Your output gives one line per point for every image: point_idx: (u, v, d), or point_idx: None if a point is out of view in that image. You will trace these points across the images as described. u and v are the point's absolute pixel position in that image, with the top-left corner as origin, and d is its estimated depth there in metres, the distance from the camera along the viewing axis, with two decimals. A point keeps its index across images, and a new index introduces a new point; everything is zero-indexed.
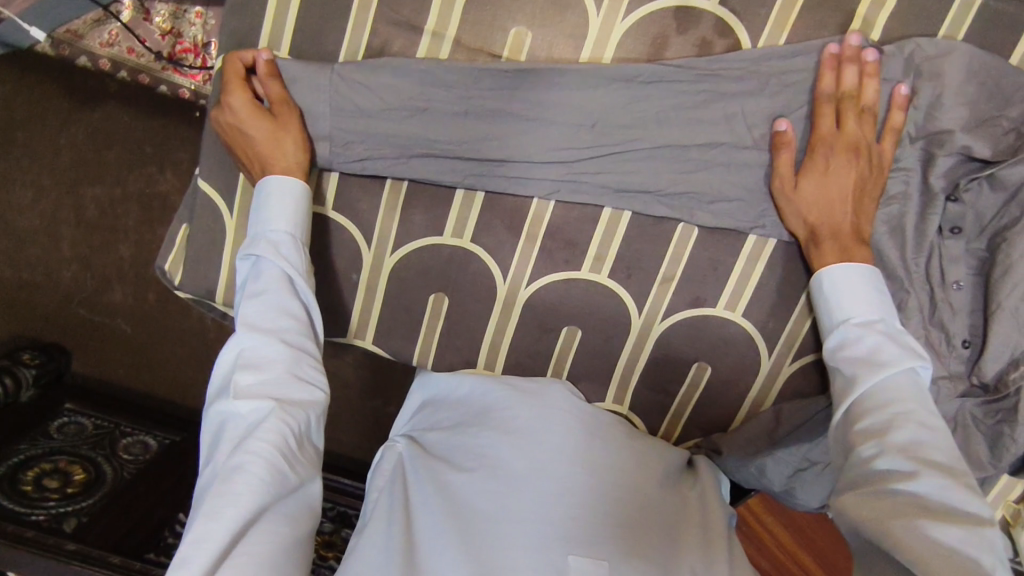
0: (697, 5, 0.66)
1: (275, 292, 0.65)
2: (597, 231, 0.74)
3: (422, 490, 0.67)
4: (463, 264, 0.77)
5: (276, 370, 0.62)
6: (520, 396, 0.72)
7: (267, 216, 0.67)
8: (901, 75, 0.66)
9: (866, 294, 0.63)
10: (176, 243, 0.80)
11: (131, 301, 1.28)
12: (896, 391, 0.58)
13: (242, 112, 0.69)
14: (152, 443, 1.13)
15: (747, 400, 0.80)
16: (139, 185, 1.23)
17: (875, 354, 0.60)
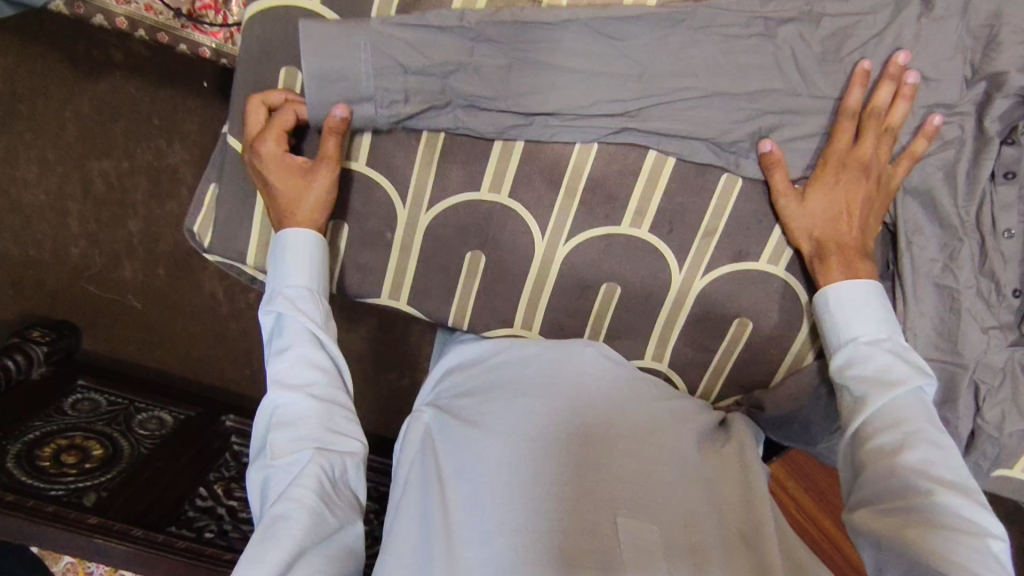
0: None
1: (297, 345, 0.66)
2: (639, 183, 0.73)
3: (454, 459, 0.66)
4: (501, 221, 0.75)
5: (307, 421, 0.64)
6: (547, 359, 0.72)
7: (283, 270, 0.69)
8: (960, 15, 0.64)
9: (871, 312, 0.64)
10: (204, 204, 0.78)
11: (141, 278, 1.28)
12: (901, 407, 0.59)
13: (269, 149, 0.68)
14: (168, 418, 1.13)
15: (789, 357, 0.78)
16: (147, 157, 1.21)
17: (872, 368, 0.61)
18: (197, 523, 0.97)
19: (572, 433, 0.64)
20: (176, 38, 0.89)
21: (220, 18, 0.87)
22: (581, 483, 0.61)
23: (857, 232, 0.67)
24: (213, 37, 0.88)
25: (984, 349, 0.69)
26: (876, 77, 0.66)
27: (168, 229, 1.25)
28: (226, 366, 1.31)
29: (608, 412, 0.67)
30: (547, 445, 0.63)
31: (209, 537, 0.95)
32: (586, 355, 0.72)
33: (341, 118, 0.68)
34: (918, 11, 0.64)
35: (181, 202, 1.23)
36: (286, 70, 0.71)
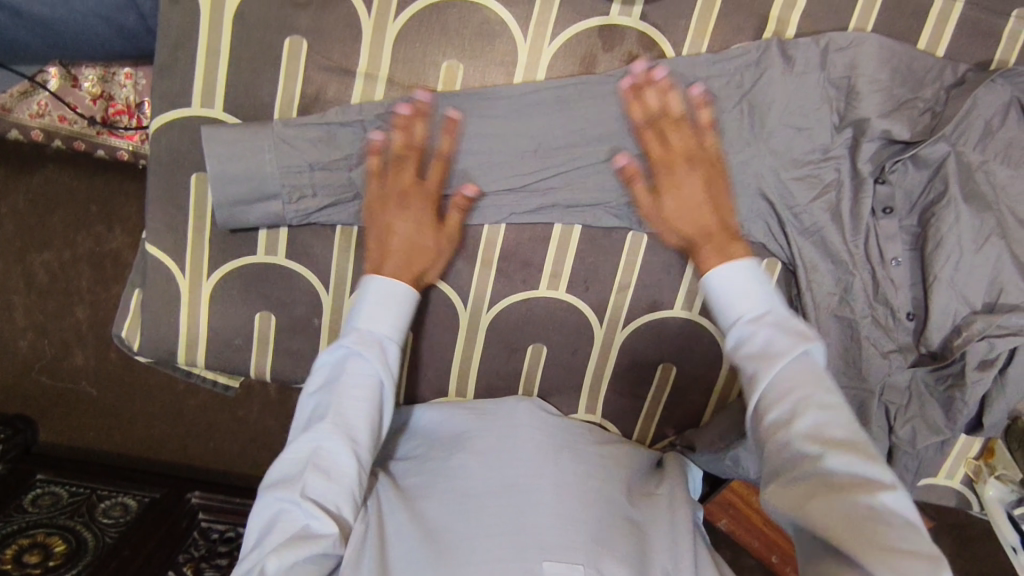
0: (619, 23, 0.68)
1: (370, 397, 0.63)
2: (551, 248, 0.76)
3: (395, 520, 0.66)
4: (423, 297, 0.78)
5: (345, 479, 0.60)
6: (485, 421, 0.75)
7: (371, 311, 0.65)
8: (821, 70, 0.69)
9: (752, 290, 0.60)
10: (131, 310, 0.79)
11: (94, 363, 1.27)
12: (792, 375, 0.56)
13: (411, 219, 0.69)
14: (132, 503, 1.10)
15: (714, 396, 0.82)
16: (88, 245, 1.24)
17: (760, 342, 0.58)
18: None
19: (505, 489, 0.66)
20: (94, 144, 0.92)
21: (133, 121, 0.89)
22: (511, 531, 0.62)
23: (717, 216, 0.66)
24: (130, 140, 0.91)
25: (887, 372, 0.74)
26: (636, 89, 0.69)
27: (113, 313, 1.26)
28: (189, 441, 1.28)
29: (529, 462, 0.69)
30: (479, 504, 0.65)
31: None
32: (524, 414, 0.75)
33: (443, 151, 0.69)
34: (782, 70, 0.69)
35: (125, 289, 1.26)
36: (196, 175, 0.73)
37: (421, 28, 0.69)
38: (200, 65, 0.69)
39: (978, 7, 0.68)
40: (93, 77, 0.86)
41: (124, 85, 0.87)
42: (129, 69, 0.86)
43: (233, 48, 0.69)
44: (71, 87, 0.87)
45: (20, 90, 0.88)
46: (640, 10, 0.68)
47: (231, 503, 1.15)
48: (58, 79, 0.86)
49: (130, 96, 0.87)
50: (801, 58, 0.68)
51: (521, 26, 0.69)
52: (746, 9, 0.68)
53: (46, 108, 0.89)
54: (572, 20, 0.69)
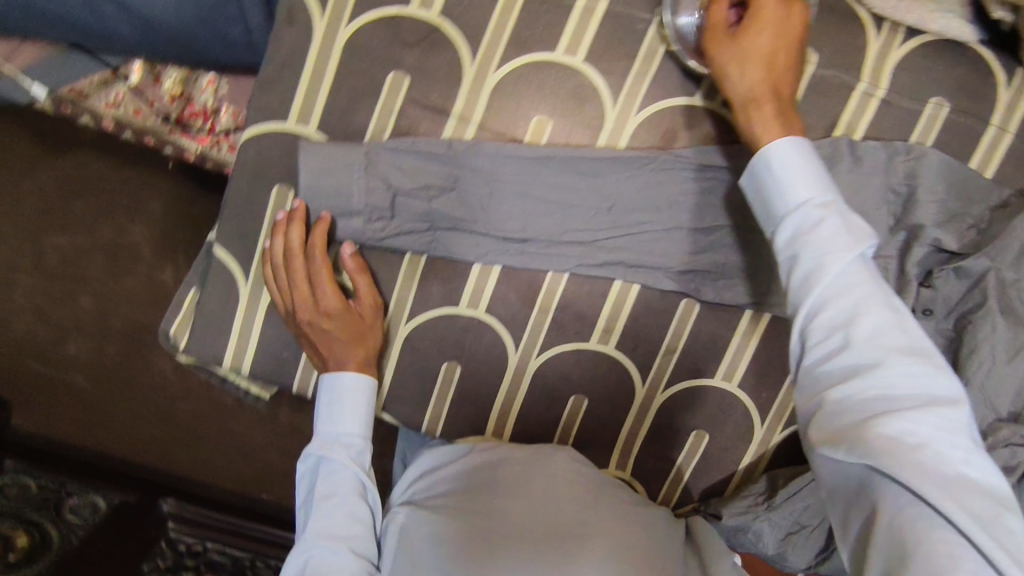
0: (702, 105, 0.72)
1: (345, 495, 0.73)
2: (607, 304, 0.78)
3: (432, 551, 0.68)
4: (476, 334, 0.79)
5: (342, 571, 0.67)
6: (522, 464, 0.76)
7: (337, 418, 0.76)
8: (885, 173, 0.73)
9: (809, 173, 0.55)
10: (184, 306, 0.80)
11: (88, 354, 1.19)
12: (843, 284, 0.51)
13: (337, 320, 0.74)
14: (102, 503, 1.07)
15: (742, 467, 0.85)
16: (108, 234, 1.18)
17: (812, 237, 0.53)
18: None
19: (546, 540, 0.68)
20: (162, 141, 0.92)
21: (208, 125, 0.91)
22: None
23: (777, 82, 0.61)
24: (200, 142, 0.91)
25: None
26: None
27: (118, 306, 1.18)
28: (171, 450, 1.24)
29: (579, 518, 0.71)
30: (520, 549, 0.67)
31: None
32: (560, 464, 0.76)
33: (353, 252, 0.73)
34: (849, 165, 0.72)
35: (131, 279, 1.18)
36: (278, 188, 0.74)
37: (519, 81, 0.72)
38: (303, 86, 0.72)
39: None
40: (176, 77, 0.89)
41: (205, 89, 0.89)
42: (213, 74, 0.89)
43: (337, 76, 0.72)
44: (152, 83, 0.89)
45: (100, 79, 0.89)
46: (724, 97, 0.72)
47: (205, 515, 1.13)
48: (141, 75, 0.88)
49: (209, 101, 0.90)
50: (869, 159, 0.72)
51: (611, 94, 0.72)
52: (823, 107, 0.72)
53: (123, 100, 0.90)
54: (661, 95, 0.72)
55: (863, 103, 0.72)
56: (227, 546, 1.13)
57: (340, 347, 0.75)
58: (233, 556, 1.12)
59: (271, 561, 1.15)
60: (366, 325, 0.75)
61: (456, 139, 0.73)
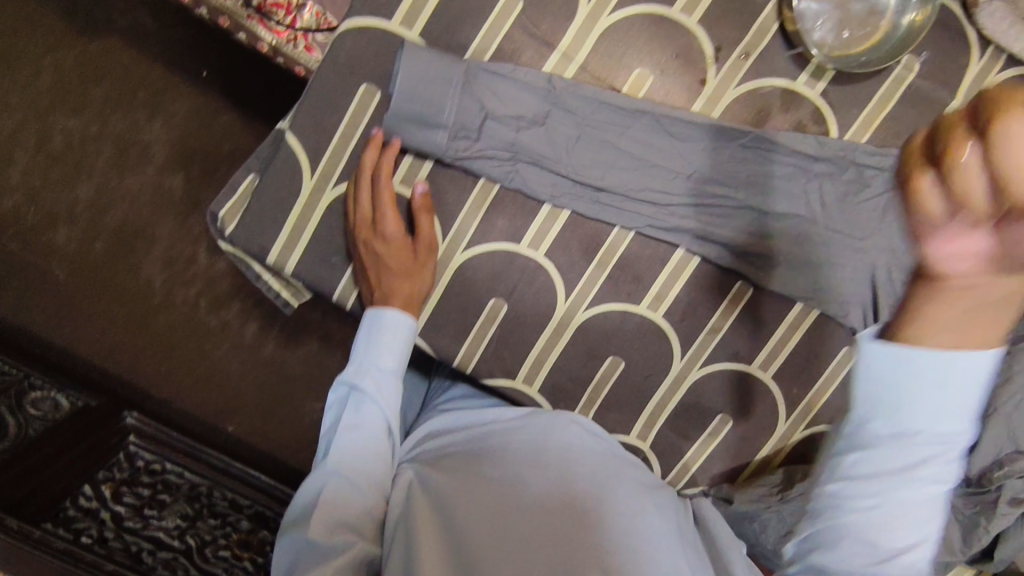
0: (801, 92, 0.73)
1: (374, 429, 0.72)
2: (664, 271, 0.78)
3: (445, 514, 0.68)
4: (530, 277, 0.78)
5: (354, 506, 0.69)
6: (534, 428, 0.78)
7: (377, 350, 0.74)
8: None
9: (958, 389, 0.41)
10: (238, 192, 0.77)
11: (75, 246, 1.26)
12: (880, 485, 0.43)
13: (392, 246, 0.73)
14: (64, 403, 1.13)
15: (758, 457, 0.85)
16: (120, 126, 1.28)
17: (897, 452, 0.42)
18: (76, 523, 1.01)
19: (558, 514, 0.66)
20: (237, 25, 0.85)
21: (289, 19, 0.84)
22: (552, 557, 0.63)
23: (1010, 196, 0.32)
24: (276, 36, 0.85)
25: None
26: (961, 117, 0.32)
27: (117, 204, 1.28)
28: (142, 358, 1.29)
29: (590, 493, 0.69)
30: (524, 521, 0.66)
31: (86, 541, 0.99)
32: (571, 430, 0.78)
33: (424, 192, 0.74)
34: None
35: (143, 179, 1.29)
36: (365, 87, 0.73)
37: (630, 29, 0.72)
38: None
39: None
40: None
41: None
42: None
43: None
44: None
45: None
46: (825, 85, 0.73)
47: (167, 436, 1.20)
48: None
49: None
50: None
51: (716, 62, 0.72)
52: (912, 119, 0.74)
53: None
54: (763, 74, 0.73)
55: None
56: (183, 470, 1.19)
57: (389, 276, 0.74)
58: (189, 479, 1.18)
59: (225, 489, 1.20)
60: (423, 261, 0.75)
61: (556, 75, 0.72)
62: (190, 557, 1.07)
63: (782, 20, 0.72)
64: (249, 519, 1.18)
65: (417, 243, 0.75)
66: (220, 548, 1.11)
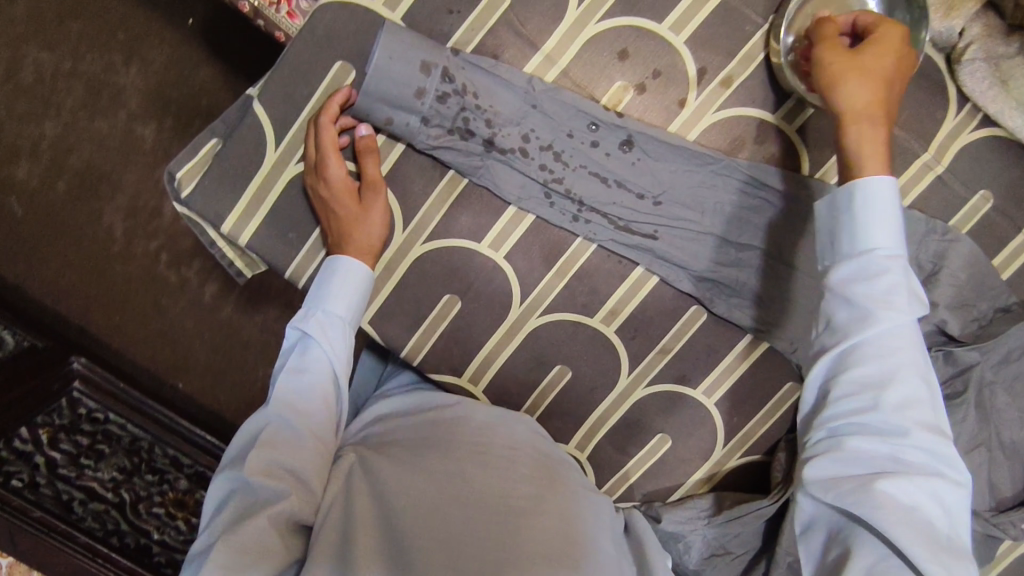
0: (777, 125, 0.73)
1: (316, 375, 0.70)
2: (622, 286, 0.78)
3: (382, 505, 0.68)
4: (488, 276, 0.77)
5: (295, 448, 0.67)
6: (479, 417, 0.78)
7: (331, 294, 0.72)
8: (916, 246, 0.76)
9: (891, 217, 0.53)
10: (198, 155, 0.74)
11: (37, 183, 1.21)
12: (880, 351, 0.51)
13: (336, 189, 0.71)
14: (8, 339, 1.06)
15: (690, 480, 0.86)
16: (95, 67, 1.24)
17: (870, 348, 0.51)
18: (8, 467, 1.00)
19: (496, 513, 0.67)
20: None
21: None
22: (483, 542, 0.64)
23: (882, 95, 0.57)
24: None
25: None
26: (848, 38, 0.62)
27: (85, 144, 1.24)
28: None
29: (529, 495, 0.70)
30: (460, 508, 0.66)
31: (15, 485, 0.99)
32: (518, 428, 0.78)
33: (368, 135, 0.71)
34: None
35: (113, 124, 1.26)
36: (341, 64, 0.71)
37: (615, 41, 0.71)
38: None
39: None
40: None
41: None
42: None
43: None
44: None
45: None
46: (801, 122, 0.73)
47: (114, 386, 1.14)
48: None
49: None
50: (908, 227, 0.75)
51: (698, 85, 0.72)
52: None
53: None
54: (743, 102, 0.72)
55: (920, 173, 0.75)
56: (126, 422, 1.14)
57: (338, 220, 0.73)
58: (131, 433, 1.14)
59: (168, 448, 1.17)
60: (370, 208, 0.73)
61: (537, 76, 0.71)
62: (122, 511, 1.09)
63: (768, 52, 0.71)
64: (187, 479, 1.17)
65: (363, 189, 0.72)
66: (153, 505, 1.12)
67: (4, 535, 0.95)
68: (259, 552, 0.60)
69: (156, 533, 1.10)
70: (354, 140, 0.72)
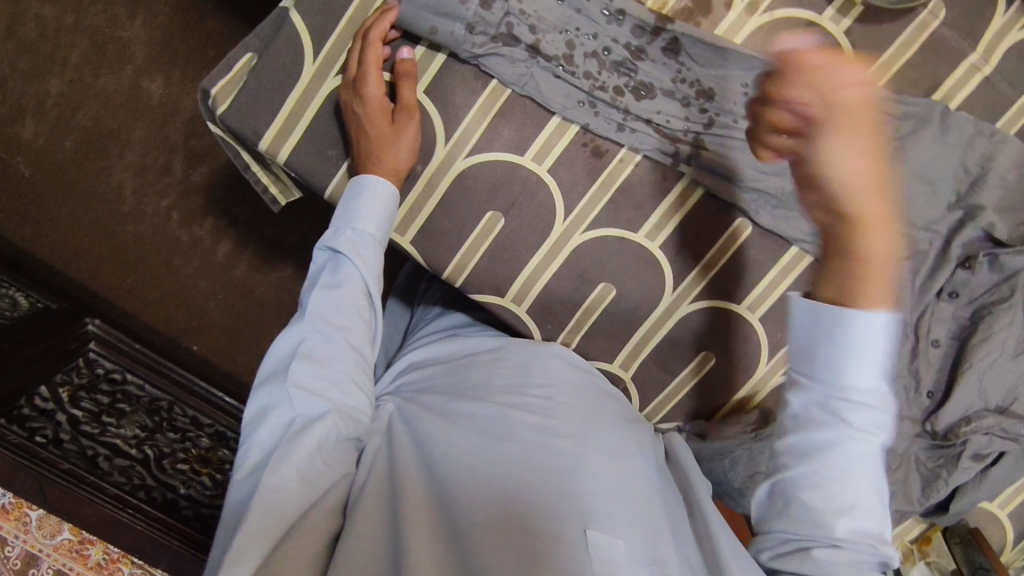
0: (826, 27, 0.72)
1: (350, 291, 0.67)
2: (667, 200, 0.77)
3: (424, 454, 0.66)
4: (532, 192, 0.76)
5: (335, 365, 0.64)
6: (517, 356, 0.76)
7: (358, 212, 0.69)
8: (961, 149, 0.76)
9: (872, 361, 0.54)
10: (235, 69, 0.72)
11: (42, 142, 1.22)
12: (828, 442, 0.54)
13: (371, 104, 0.69)
14: (22, 301, 1.10)
15: (734, 399, 0.85)
16: (98, 20, 1.22)
17: (822, 450, 0.55)
18: (31, 422, 0.97)
19: (538, 447, 0.64)
20: None
21: None
22: (524, 481, 0.61)
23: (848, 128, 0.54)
24: None
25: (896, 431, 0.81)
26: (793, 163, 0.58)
27: (90, 102, 1.22)
28: (105, 266, 1.24)
29: (572, 433, 0.67)
30: (498, 450, 0.64)
31: (39, 440, 0.95)
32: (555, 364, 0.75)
33: (408, 59, 0.71)
34: (935, 132, 0.75)
35: (119, 79, 1.23)
36: None
37: None
38: None
39: None
40: None
41: None
42: None
43: None
44: None
45: None
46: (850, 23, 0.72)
47: (131, 347, 1.15)
48: None
49: None
50: (955, 127, 0.75)
51: None
52: (928, 69, 0.74)
53: None
54: (791, 3, 0.71)
55: (968, 74, 0.75)
56: (144, 382, 1.14)
57: (370, 137, 0.69)
58: (149, 393, 1.14)
59: (189, 411, 1.16)
60: (402, 128, 0.70)
61: None
62: (146, 467, 1.04)
63: None
64: (209, 437, 1.15)
65: (396, 109, 0.70)
66: (177, 461, 1.08)
67: (31, 486, 0.88)
68: (307, 477, 0.59)
69: (183, 487, 1.04)
70: (394, 62, 0.71)
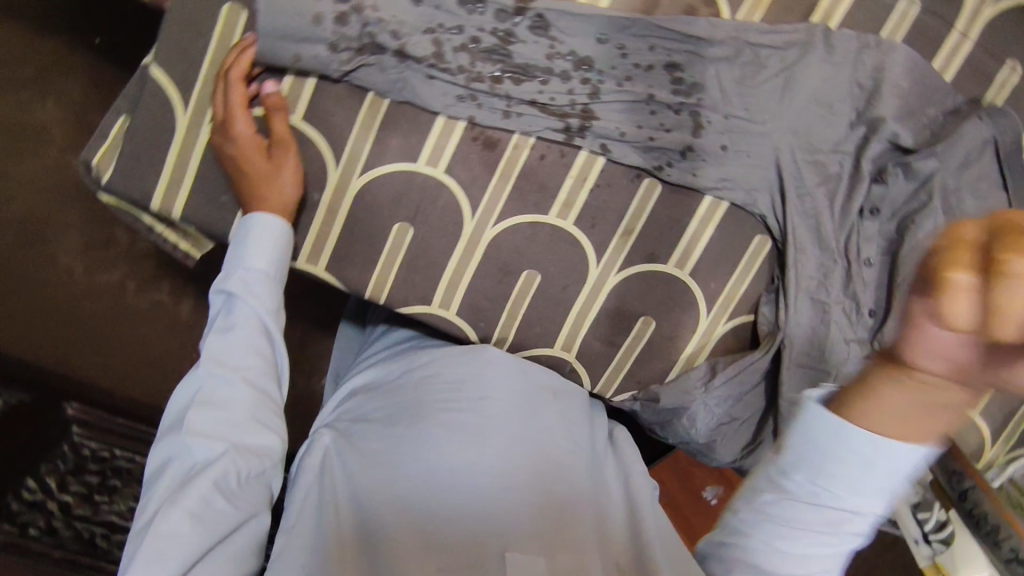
0: None
1: (245, 331, 0.66)
2: (569, 176, 0.76)
3: (353, 493, 0.64)
4: (432, 197, 0.75)
5: (234, 407, 0.63)
6: (446, 362, 0.74)
7: (246, 251, 0.68)
8: (852, 66, 0.75)
9: (888, 477, 0.49)
10: (110, 135, 0.72)
11: None
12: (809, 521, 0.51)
13: (244, 145, 0.68)
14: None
15: (682, 357, 0.85)
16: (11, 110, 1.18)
17: (800, 525, 0.51)
18: (21, 518, 0.92)
19: (464, 476, 0.62)
20: None
21: None
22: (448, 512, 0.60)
23: None
24: None
25: (845, 358, 0.80)
26: None
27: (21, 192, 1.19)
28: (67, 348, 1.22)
29: (501, 450, 0.65)
30: (421, 479, 0.62)
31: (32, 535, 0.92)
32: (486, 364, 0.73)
33: (275, 93, 0.70)
34: (821, 54, 0.74)
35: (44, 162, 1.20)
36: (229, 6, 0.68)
37: None
38: None
39: (986, 51, 0.77)
40: None
41: None
42: None
43: None
44: None
45: None
46: None
47: (109, 422, 1.09)
48: None
49: None
50: (840, 46, 0.74)
51: None
52: None
53: None
54: None
55: None
56: (134, 453, 1.09)
57: (250, 177, 0.69)
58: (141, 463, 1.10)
59: None
60: (281, 161, 0.70)
61: None
62: None
63: None
64: None
65: (271, 145, 0.69)
66: None
67: None
68: (205, 519, 0.58)
69: None
70: (262, 98, 0.70)
